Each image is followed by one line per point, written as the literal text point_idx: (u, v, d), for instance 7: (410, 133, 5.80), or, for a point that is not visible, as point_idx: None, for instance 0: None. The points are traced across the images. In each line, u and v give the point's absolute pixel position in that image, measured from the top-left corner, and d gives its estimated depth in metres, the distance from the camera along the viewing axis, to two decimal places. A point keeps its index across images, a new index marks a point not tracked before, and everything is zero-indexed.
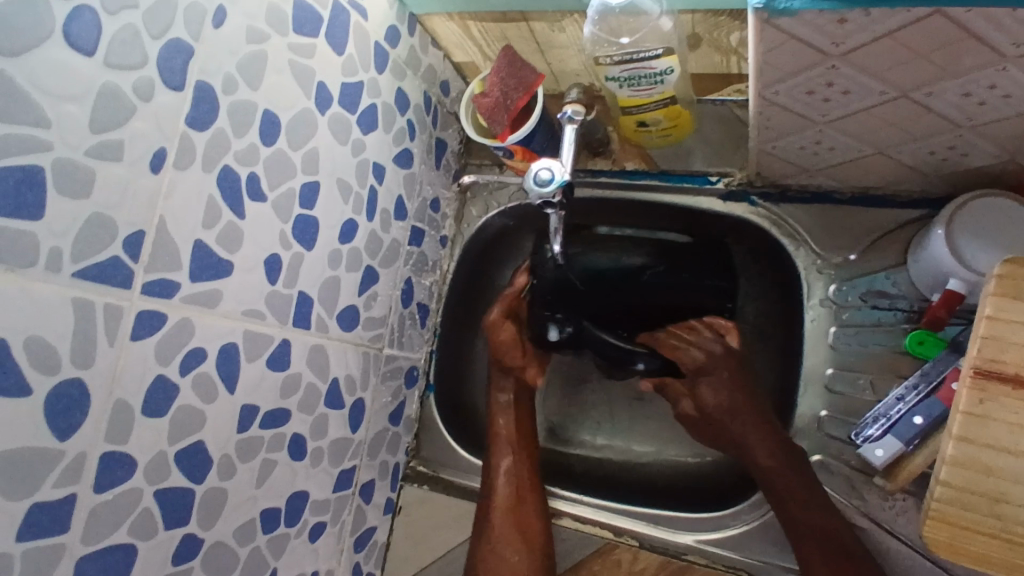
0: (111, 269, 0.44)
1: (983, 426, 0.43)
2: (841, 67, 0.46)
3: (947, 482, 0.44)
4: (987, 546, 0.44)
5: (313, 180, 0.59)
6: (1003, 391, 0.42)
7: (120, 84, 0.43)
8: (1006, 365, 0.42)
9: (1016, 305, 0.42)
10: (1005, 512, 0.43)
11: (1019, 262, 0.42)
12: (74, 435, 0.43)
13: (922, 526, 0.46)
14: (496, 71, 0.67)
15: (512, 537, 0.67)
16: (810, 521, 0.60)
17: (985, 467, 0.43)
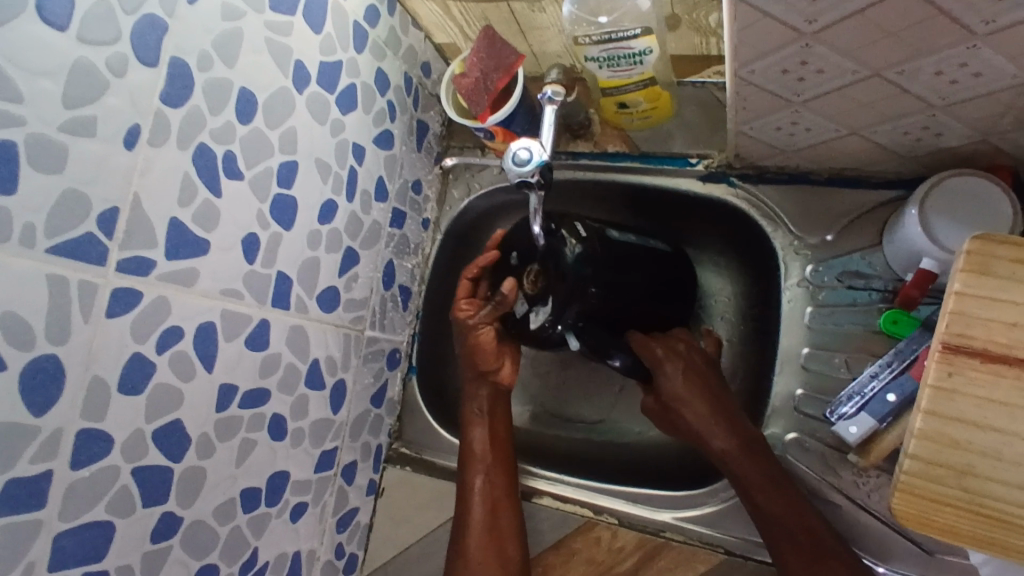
0: (86, 246, 0.43)
1: (951, 401, 0.34)
2: (815, 46, 0.46)
3: (913, 455, 0.35)
4: (956, 518, 0.35)
5: (291, 160, 0.59)
6: (971, 365, 0.34)
7: (93, 60, 0.43)
8: (974, 341, 0.34)
9: (988, 281, 0.34)
10: (974, 485, 0.34)
11: (989, 237, 0.35)
12: (50, 411, 0.42)
13: (889, 499, 0.37)
14: (477, 51, 0.67)
15: (488, 561, 0.66)
16: (774, 513, 0.61)
17: (952, 440, 0.34)
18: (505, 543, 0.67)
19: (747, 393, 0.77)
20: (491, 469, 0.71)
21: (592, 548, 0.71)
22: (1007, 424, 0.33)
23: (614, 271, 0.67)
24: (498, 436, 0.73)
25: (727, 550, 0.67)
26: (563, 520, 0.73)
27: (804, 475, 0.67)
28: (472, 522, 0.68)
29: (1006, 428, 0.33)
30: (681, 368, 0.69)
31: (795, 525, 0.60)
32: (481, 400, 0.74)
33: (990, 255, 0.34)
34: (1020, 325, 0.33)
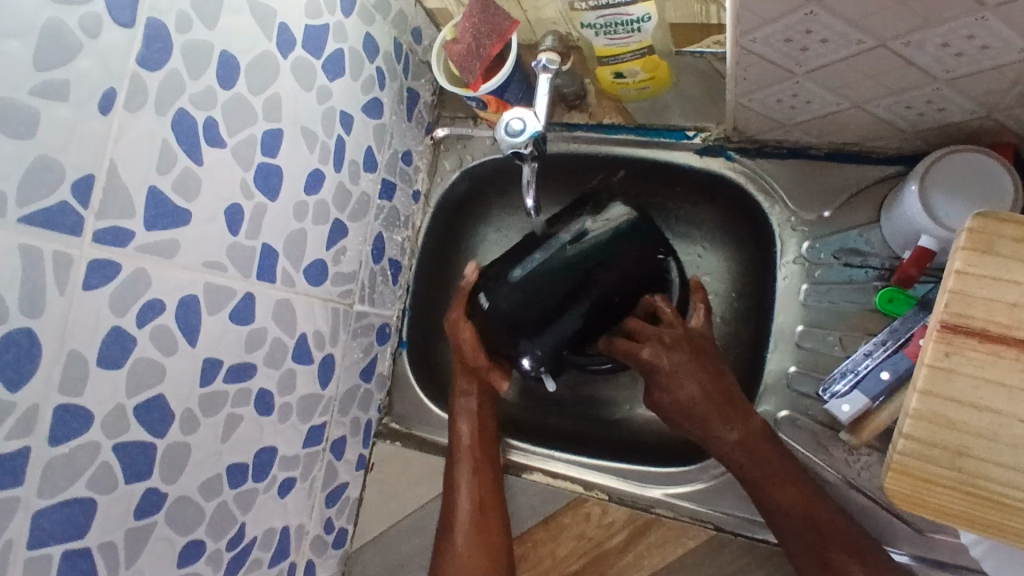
0: (59, 215, 0.41)
1: (948, 381, 0.33)
2: (819, 14, 0.44)
3: (907, 435, 0.34)
4: (949, 499, 0.35)
5: (276, 128, 0.57)
6: (971, 345, 0.33)
7: (63, 19, 0.40)
8: (975, 320, 0.33)
9: (991, 260, 0.33)
10: (968, 466, 0.33)
11: (993, 214, 0.34)
12: (26, 386, 0.41)
13: (882, 479, 0.37)
14: (468, 16, 0.65)
15: (476, 562, 0.66)
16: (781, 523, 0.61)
17: (947, 420, 0.34)
18: (496, 548, 0.67)
19: (739, 369, 0.76)
20: (478, 469, 0.70)
21: (582, 523, 0.70)
22: (1005, 405, 0.32)
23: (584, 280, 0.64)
24: (485, 433, 0.72)
25: (717, 527, 0.67)
26: (552, 496, 0.72)
27: (794, 452, 0.67)
28: (461, 524, 0.68)
29: (1003, 409, 0.32)
30: (671, 364, 0.66)
31: (800, 524, 0.60)
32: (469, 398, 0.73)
33: (994, 233, 0.33)
34: (1021, 304, 0.32)
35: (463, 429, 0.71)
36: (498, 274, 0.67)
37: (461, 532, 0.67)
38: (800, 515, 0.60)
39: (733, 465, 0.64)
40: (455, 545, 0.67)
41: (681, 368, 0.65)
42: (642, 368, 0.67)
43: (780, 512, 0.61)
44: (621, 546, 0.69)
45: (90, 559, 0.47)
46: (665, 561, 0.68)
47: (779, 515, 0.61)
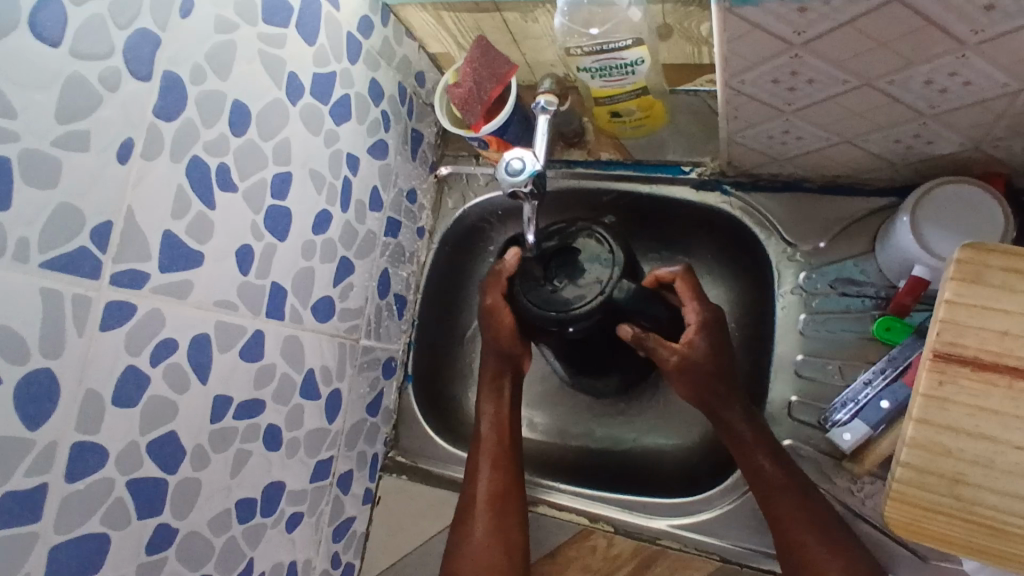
0: (80, 259, 0.43)
1: (942, 410, 0.36)
2: (804, 56, 0.47)
3: (906, 463, 0.38)
4: (951, 527, 0.37)
5: (285, 171, 0.59)
6: (963, 374, 0.36)
7: (86, 74, 0.43)
8: (966, 348, 0.36)
9: (979, 289, 0.37)
10: (966, 493, 0.36)
11: (979, 246, 0.37)
12: (44, 424, 0.42)
13: (882, 506, 0.39)
14: (470, 61, 0.67)
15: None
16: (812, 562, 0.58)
17: (943, 448, 0.37)
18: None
19: None
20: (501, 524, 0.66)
21: (589, 557, 0.71)
22: (998, 432, 0.35)
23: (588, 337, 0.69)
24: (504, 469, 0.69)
25: (723, 558, 0.67)
26: (559, 528, 0.72)
27: None
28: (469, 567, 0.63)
29: (997, 436, 0.35)
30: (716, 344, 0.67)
31: (803, 552, 0.59)
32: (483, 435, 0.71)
33: (983, 264, 0.37)
34: (1011, 333, 0.36)
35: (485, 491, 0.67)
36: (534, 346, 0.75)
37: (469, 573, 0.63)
38: (816, 540, 0.59)
39: (753, 472, 0.63)
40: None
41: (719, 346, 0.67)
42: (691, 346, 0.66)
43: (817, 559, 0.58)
44: None
45: None
46: None
47: (778, 518, 0.61)
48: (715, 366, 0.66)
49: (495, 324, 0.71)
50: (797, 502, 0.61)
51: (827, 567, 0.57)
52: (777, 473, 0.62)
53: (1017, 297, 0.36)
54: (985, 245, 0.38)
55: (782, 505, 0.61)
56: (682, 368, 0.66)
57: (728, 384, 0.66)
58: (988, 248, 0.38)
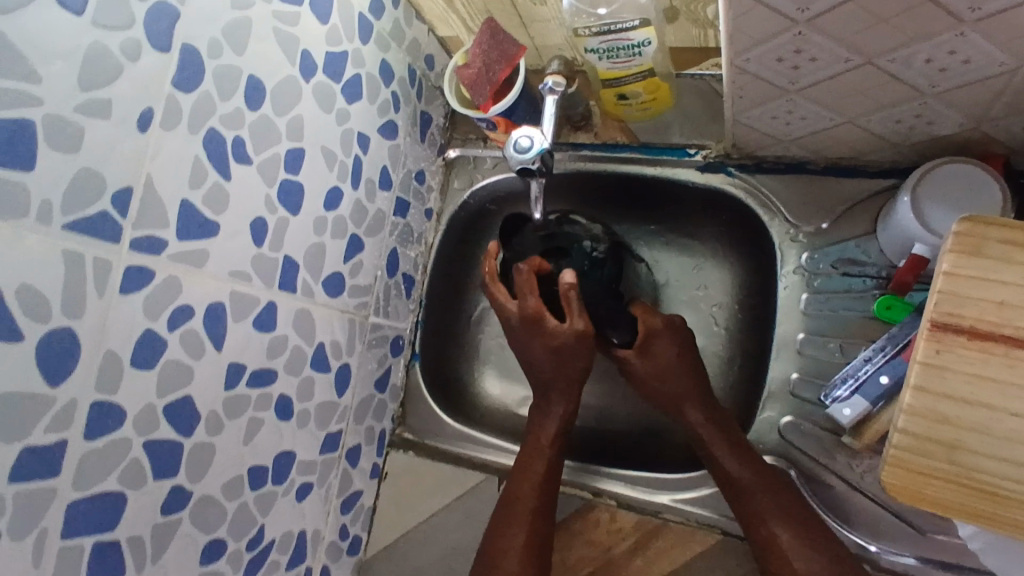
0: (101, 223, 0.45)
1: (940, 377, 0.39)
2: (807, 34, 0.48)
3: (905, 430, 0.41)
4: (945, 491, 0.41)
5: (298, 147, 0.61)
6: (960, 343, 0.39)
7: (107, 43, 0.44)
8: (964, 319, 0.39)
9: (975, 261, 0.40)
10: (962, 458, 0.39)
11: (977, 219, 0.40)
12: (65, 382, 0.44)
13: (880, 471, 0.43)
14: (478, 43, 0.69)
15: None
16: (773, 540, 0.61)
17: (941, 416, 0.40)
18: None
19: (742, 380, 0.78)
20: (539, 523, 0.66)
21: (592, 530, 0.71)
22: (993, 399, 0.38)
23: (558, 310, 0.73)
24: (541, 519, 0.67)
25: (723, 531, 0.68)
26: (564, 502, 0.73)
27: (801, 459, 0.68)
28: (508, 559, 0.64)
29: (991, 403, 0.38)
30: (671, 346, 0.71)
31: (773, 546, 0.61)
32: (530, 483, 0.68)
33: (982, 237, 0.40)
34: (1007, 304, 0.39)
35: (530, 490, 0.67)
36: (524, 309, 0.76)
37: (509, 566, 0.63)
38: (787, 532, 0.61)
39: (720, 472, 0.66)
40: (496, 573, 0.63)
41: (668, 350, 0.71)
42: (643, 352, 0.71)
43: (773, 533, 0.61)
44: (629, 551, 0.70)
45: (119, 553, 0.49)
46: (674, 566, 0.68)
47: (751, 518, 0.63)
48: (660, 374, 0.71)
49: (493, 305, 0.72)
50: (768, 501, 0.62)
51: (795, 559, 0.60)
52: (730, 463, 0.65)
53: (1015, 269, 0.39)
54: (984, 216, 0.40)
55: (751, 505, 0.63)
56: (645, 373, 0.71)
57: (681, 382, 0.70)
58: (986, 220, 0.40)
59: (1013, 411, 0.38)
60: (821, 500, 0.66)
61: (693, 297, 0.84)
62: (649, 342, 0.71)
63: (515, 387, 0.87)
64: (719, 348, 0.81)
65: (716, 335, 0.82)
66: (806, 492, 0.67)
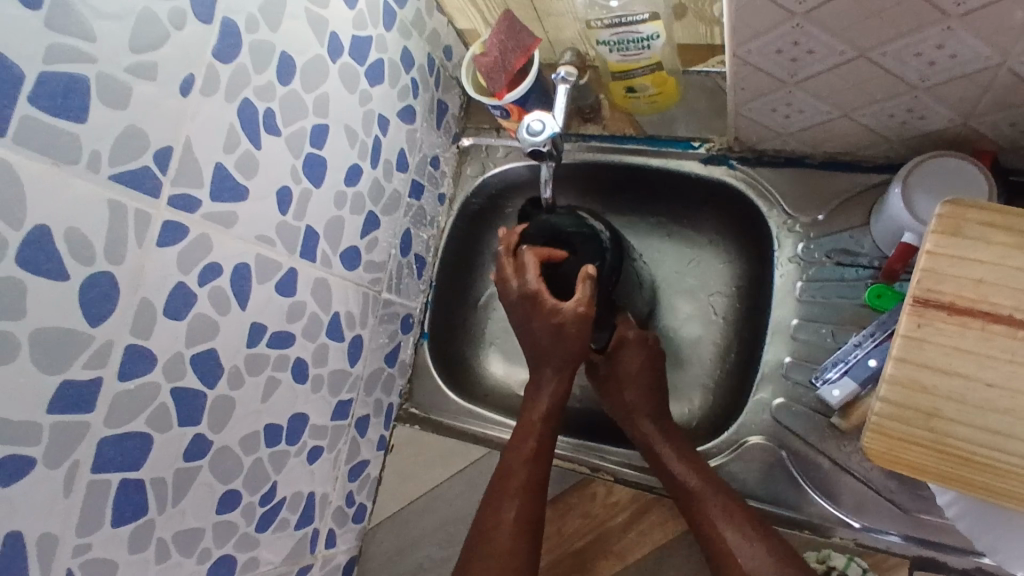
0: (142, 177, 0.48)
1: (920, 349, 0.43)
2: (805, 26, 0.51)
3: (885, 399, 0.44)
4: (923, 456, 0.44)
5: (323, 123, 0.64)
6: (941, 318, 0.42)
7: (156, 11, 0.47)
8: (944, 295, 0.43)
9: (957, 241, 0.43)
10: (939, 426, 0.43)
11: (959, 202, 0.44)
12: (103, 322, 0.47)
13: (863, 437, 0.46)
14: (496, 33, 0.72)
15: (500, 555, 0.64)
16: (723, 541, 0.63)
17: (920, 385, 0.43)
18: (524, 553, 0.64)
19: (736, 367, 0.81)
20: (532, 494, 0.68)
21: (588, 502, 0.74)
22: (970, 370, 0.41)
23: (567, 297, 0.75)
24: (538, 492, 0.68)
25: None
26: (563, 476, 0.76)
27: (791, 439, 0.71)
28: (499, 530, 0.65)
29: (970, 373, 0.41)
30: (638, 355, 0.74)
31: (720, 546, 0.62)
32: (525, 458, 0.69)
33: (962, 219, 0.43)
34: (984, 281, 0.42)
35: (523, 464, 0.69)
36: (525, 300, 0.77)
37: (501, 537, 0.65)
38: (732, 530, 0.62)
39: (670, 481, 0.68)
40: (489, 542, 0.65)
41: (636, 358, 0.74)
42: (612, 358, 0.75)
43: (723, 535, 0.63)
44: (622, 525, 0.73)
45: (143, 491, 0.52)
46: (668, 537, 0.71)
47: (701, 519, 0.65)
48: (623, 379, 0.74)
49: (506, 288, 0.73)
50: (716, 501, 0.64)
51: (740, 556, 0.61)
52: (682, 469, 0.68)
53: (990, 247, 0.42)
54: (963, 200, 0.44)
55: (703, 507, 0.65)
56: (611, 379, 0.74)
57: (641, 393, 0.73)
58: (966, 204, 0.44)
59: (989, 381, 0.41)
60: (809, 479, 0.69)
61: (693, 287, 0.87)
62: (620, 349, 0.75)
63: (519, 369, 0.90)
64: (717, 336, 0.84)
65: (714, 324, 0.85)
66: (795, 470, 0.70)
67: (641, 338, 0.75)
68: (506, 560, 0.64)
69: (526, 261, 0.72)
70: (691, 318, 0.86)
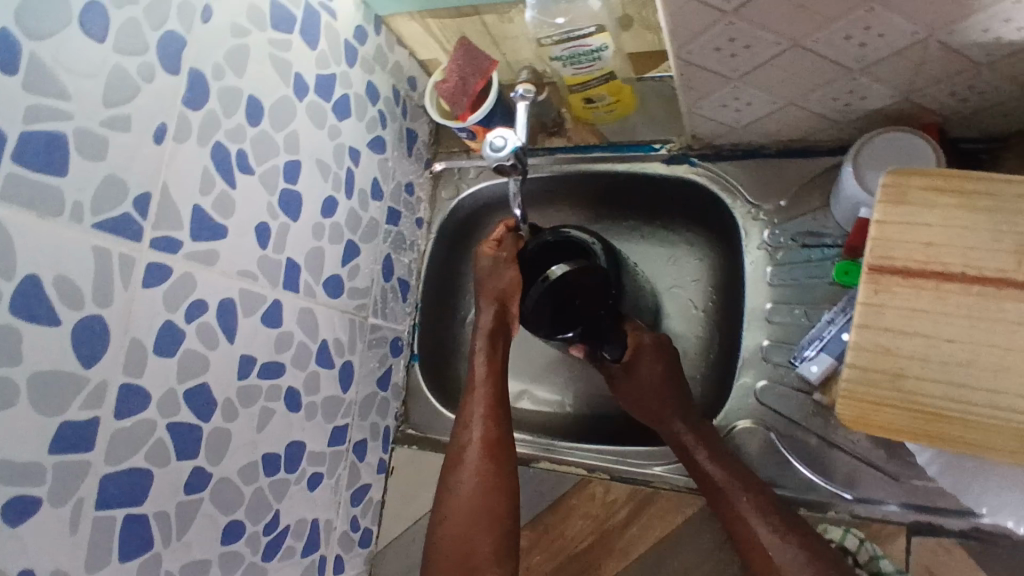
0: (124, 223, 0.50)
1: (879, 314, 0.44)
2: (738, 23, 0.54)
3: (853, 364, 0.45)
4: (898, 417, 0.44)
5: (295, 159, 0.67)
6: (896, 282, 0.44)
7: (126, 67, 0.50)
8: (897, 260, 0.45)
9: (902, 209, 0.45)
10: (907, 385, 0.44)
11: (902, 170, 0.45)
12: (97, 363, 0.49)
13: (837, 406, 0.46)
14: (454, 60, 0.76)
15: (463, 525, 0.65)
16: (749, 536, 0.63)
17: (884, 348, 0.44)
18: (488, 519, 0.65)
19: (720, 358, 0.83)
20: (492, 460, 0.68)
21: (587, 503, 0.76)
22: (926, 329, 0.43)
23: (568, 308, 0.73)
24: (497, 452, 0.69)
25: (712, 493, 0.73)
26: (561, 480, 0.78)
27: (779, 420, 0.73)
28: (459, 499, 0.66)
29: (926, 331, 0.43)
30: (653, 361, 0.76)
31: (753, 544, 0.63)
32: (473, 420, 0.70)
33: (907, 186, 0.45)
34: (932, 244, 0.44)
35: (474, 437, 0.69)
36: (526, 313, 0.73)
37: (460, 505, 0.66)
38: (764, 526, 0.63)
39: (700, 479, 0.69)
40: (452, 511, 0.66)
41: (654, 363, 0.76)
42: (630, 365, 0.77)
43: (751, 531, 0.63)
44: (624, 521, 0.74)
45: (147, 526, 0.53)
46: (667, 531, 0.72)
47: (731, 518, 0.65)
48: (643, 387, 0.76)
49: (491, 288, 0.75)
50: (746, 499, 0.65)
51: (772, 549, 0.61)
52: (714, 470, 0.68)
53: (935, 211, 0.44)
54: (907, 168, 0.46)
55: (730, 505, 0.65)
56: (630, 388, 0.77)
57: (659, 398, 0.74)
58: (909, 171, 0.46)
59: (947, 337, 0.43)
60: (802, 457, 0.71)
61: (671, 284, 0.89)
62: (635, 360, 0.77)
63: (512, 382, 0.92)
64: (699, 329, 0.86)
65: (695, 317, 0.87)
66: (785, 450, 0.72)
67: (657, 341, 0.78)
68: (467, 526, 0.65)
69: (484, 260, 0.75)
70: (673, 314, 0.88)
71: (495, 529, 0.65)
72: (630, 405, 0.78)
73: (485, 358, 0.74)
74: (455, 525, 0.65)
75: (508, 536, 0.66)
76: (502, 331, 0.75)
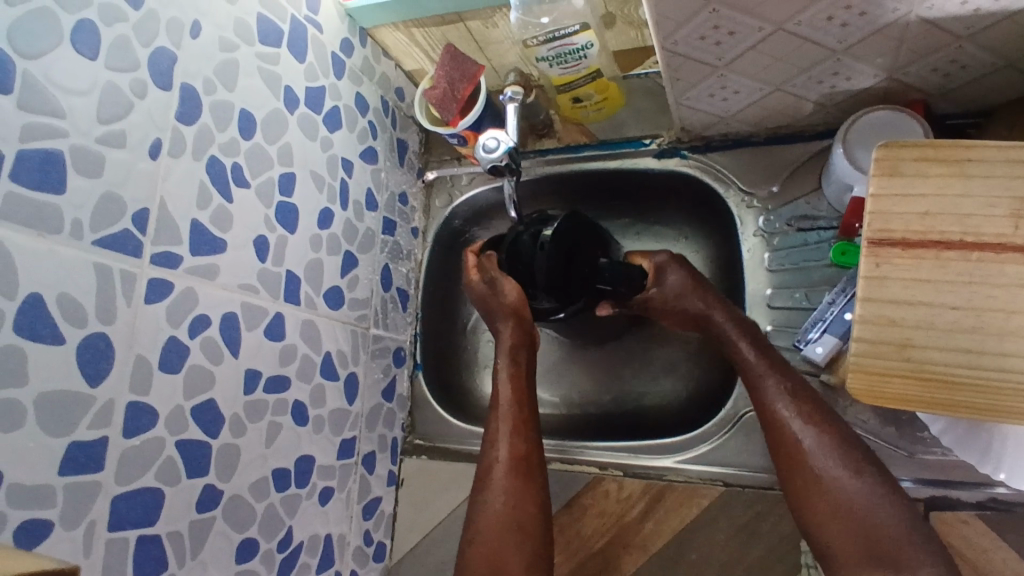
0: (123, 240, 0.50)
1: (882, 286, 0.42)
2: (721, 9, 0.54)
3: (859, 339, 0.43)
4: (905, 387, 0.43)
5: (290, 171, 0.67)
6: (893, 253, 0.41)
7: (117, 83, 0.50)
8: (895, 233, 0.42)
9: (898, 181, 0.42)
10: (915, 354, 0.42)
11: (892, 144, 0.42)
12: (102, 382, 0.48)
13: (845, 379, 0.45)
14: (440, 67, 0.76)
15: (492, 540, 0.63)
16: (784, 435, 0.63)
17: (889, 319, 0.42)
18: (519, 533, 0.64)
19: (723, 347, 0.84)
20: (522, 475, 0.67)
21: (601, 501, 0.75)
22: (932, 298, 0.41)
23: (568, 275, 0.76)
24: (526, 468, 0.68)
25: (725, 483, 0.72)
26: (573, 479, 0.77)
27: None
28: (488, 515, 0.65)
29: (933, 301, 0.41)
30: (679, 268, 0.77)
31: (782, 432, 0.63)
32: (500, 437, 0.70)
33: (898, 158, 0.42)
34: (930, 213, 0.41)
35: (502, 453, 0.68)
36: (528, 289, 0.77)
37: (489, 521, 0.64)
38: (795, 415, 0.63)
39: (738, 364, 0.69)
40: (480, 527, 0.64)
41: (681, 274, 0.77)
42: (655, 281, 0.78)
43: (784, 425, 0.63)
44: (640, 516, 0.74)
45: (161, 546, 0.52)
46: (684, 523, 0.72)
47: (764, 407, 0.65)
48: (677, 296, 0.76)
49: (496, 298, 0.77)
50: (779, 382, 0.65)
51: (802, 438, 0.62)
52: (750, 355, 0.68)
53: (929, 181, 0.41)
54: (897, 141, 0.43)
55: (763, 389, 0.66)
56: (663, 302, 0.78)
57: (692, 304, 0.75)
58: (900, 144, 0.42)
59: (953, 305, 0.40)
60: None
61: None
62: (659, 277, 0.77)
63: None
64: None
65: None
66: None
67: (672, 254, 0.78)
68: (497, 540, 0.63)
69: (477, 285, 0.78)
70: None
71: (526, 542, 0.63)
72: (672, 318, 0.78)
73: (509, 377, 0.73)
74: (485, 539, 0.63)
75: (541, 547, 0.64)
76: (524, 343, 0.76)
